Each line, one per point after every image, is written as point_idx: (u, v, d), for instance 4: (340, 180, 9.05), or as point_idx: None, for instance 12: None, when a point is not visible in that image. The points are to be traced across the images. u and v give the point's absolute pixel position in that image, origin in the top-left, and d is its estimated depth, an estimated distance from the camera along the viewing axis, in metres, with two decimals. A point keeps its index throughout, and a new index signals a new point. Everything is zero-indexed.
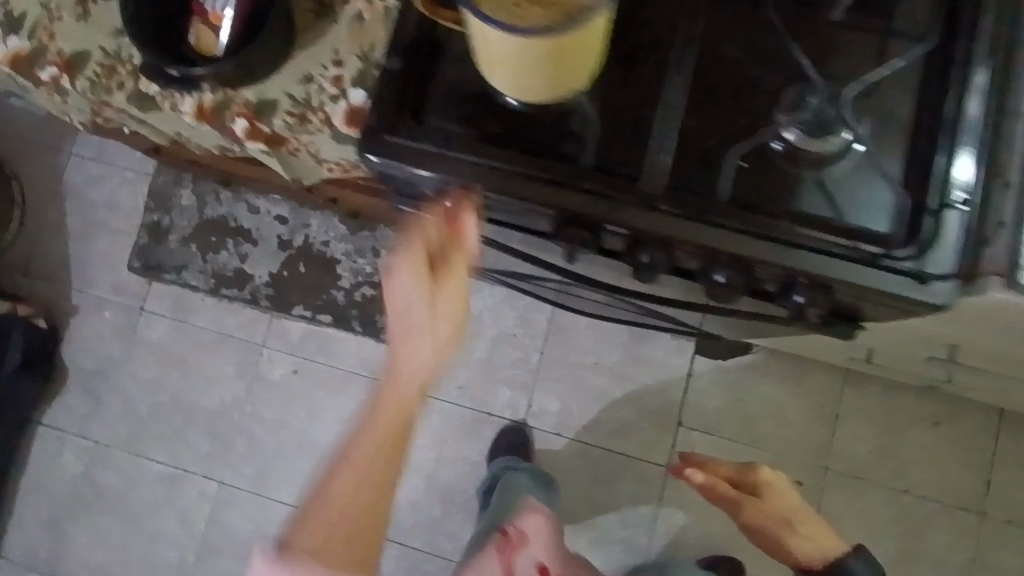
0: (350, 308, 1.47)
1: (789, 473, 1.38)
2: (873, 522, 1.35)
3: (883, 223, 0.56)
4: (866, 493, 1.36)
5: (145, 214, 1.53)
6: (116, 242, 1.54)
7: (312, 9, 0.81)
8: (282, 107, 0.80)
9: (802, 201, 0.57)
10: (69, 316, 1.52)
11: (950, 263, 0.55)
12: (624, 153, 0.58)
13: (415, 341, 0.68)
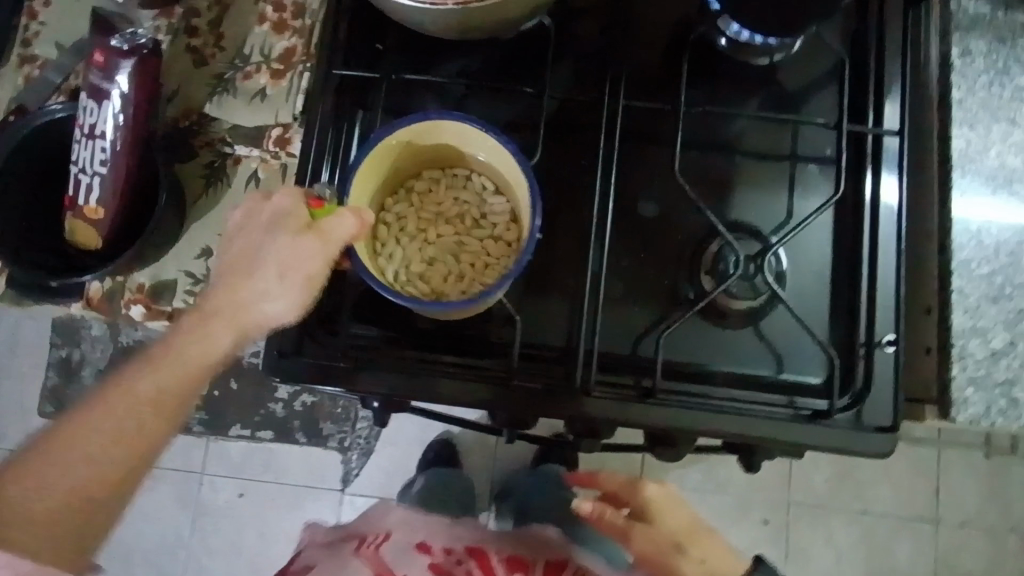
0: (292, 419, 1.32)
1: (755, 513, 1.38)
2: (840, 549, 1.37)
3: (814, 372, 0.57)
4: (831, 521, 1.38)
5: (52, 352, 1.41)
6: (21, 386, 1.41)
7: (201, 175, 0.75)
8: (181, 287, 0.73)
9: (733, 361, 0.57)
10: None
11: (881, 402, 0.54)
12: (552, 333, 0.58)
13: (223, 335, 0.50)
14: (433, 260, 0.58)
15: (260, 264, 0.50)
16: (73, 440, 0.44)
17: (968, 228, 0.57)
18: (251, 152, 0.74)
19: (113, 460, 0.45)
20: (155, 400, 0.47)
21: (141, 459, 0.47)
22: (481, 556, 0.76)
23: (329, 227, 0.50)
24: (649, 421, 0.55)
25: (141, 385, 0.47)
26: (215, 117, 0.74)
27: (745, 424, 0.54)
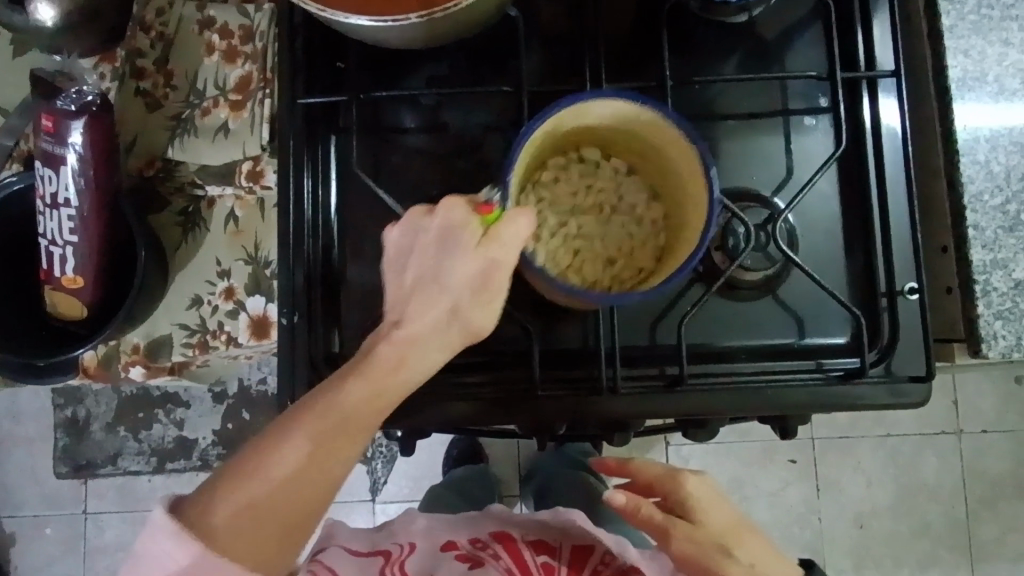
0: None
1: (782, 455, 1.39)
2: (869, 475, 1.39)
3: (837, 330, 0.56)
4: (856, 449, 1.39)
5: (56, 413, 1.38)
6: (33, 452, 1.39)
7: (177, 223, 0.72)
8: (176, 340, 0.71)
9: (755, 334, 0.56)
10: (8, 546, 1.39)
11: (908, 349, 0.54)
12: (567, 333, 0.56)
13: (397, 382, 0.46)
14: (575, 250, 0.57)
15: (449, 282, 0.47)
16: (249, 487, 0.43)
17: (974, 158, 0.56)
18: (225, 191, 0.72)
19: (290, 508, 0.43)
20: (325, 447, 0.44)
21: (312, 508, 0.44)
22: (513, 541, 0.74)
23: (507, 233, 0.47)
24: (682, 409, 0.54)
25: (312, 431, 0.44)
26: (180, 161, 0.71)
27: (778, 397, 0.54)
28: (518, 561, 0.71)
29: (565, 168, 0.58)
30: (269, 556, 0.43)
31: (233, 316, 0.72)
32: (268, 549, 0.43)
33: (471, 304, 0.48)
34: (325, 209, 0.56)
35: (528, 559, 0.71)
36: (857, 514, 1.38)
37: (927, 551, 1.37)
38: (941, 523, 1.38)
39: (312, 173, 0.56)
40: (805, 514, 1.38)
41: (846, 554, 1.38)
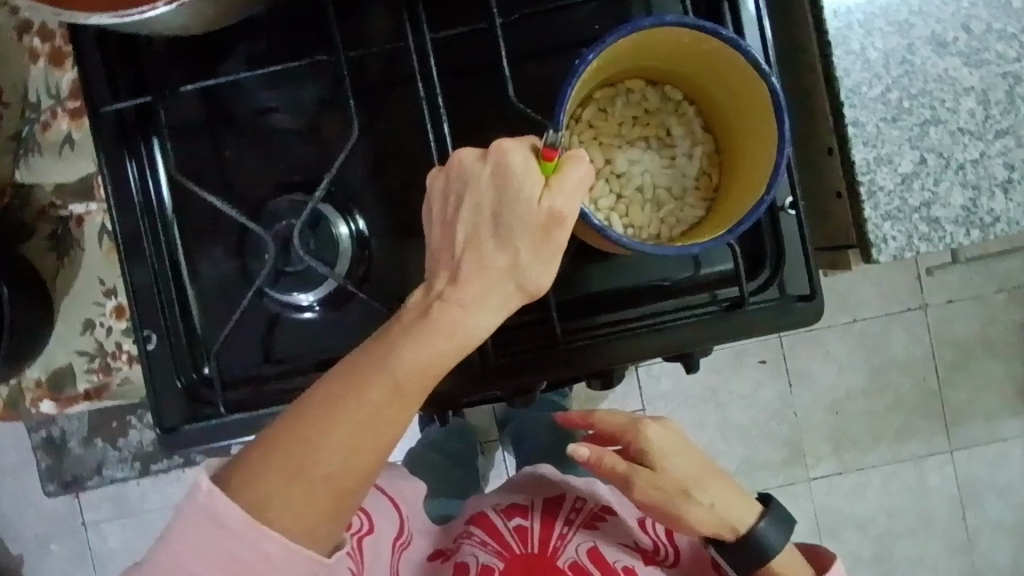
0: None
1: (751, 357, 1.39)
2: (839, 361, 1.40)
3: (723, 258, 0.53)
4: (824, 339, 1.39)
5: (31, 437, 1.38)
6: (20, 476, 1.41)
7: (48, 250, 0.69)
8: (78, 369, 0.69)
9: (639, 275, 0.53)
10: (20, 567, 1.43)
11: (796, 264, 0.51)
12: None
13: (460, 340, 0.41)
14: (621, 190, 0.44)
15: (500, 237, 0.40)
16: (299, 456, 0.38)
17: (849, 48, 0.52)
18: (89, 207, 0.68)
19: (338, 482, 0.38)
20: (375, 420, 0.39)
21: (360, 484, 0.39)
22: (488, 519, 0.72)
23: (572, 177, 0.40)
24: (572, 367, 0.52)
25: (367, 399, 0.38)
26: (32, 184, 0.67)
27: (669, 340, 0.52)
28: (490, 531, 0.70)
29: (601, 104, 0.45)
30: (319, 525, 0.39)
31: (129, 334, 0.69)
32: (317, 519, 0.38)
33: (534, 262, 0.41)
34: (163, 223, 0.53)
35: (502, 523, 0.71)
36: (831, 401, 1.40)
37: (902, 425, 1.40)
38: (914, 396, 1.40)
39: (142, 188, 0.52)
40: (780, 409, 1.40)
41: (824, 440, 1.40)
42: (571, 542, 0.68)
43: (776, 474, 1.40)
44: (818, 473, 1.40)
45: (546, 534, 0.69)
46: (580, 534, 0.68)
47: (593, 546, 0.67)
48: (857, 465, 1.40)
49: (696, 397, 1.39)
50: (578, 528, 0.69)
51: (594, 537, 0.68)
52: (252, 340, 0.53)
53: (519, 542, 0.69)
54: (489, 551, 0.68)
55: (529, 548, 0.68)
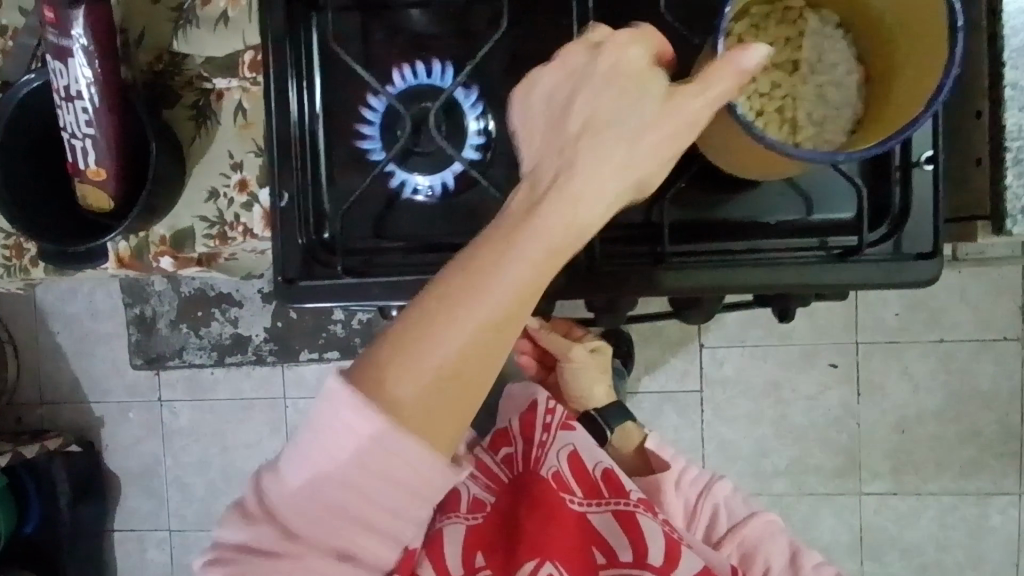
0: (352, 337, 1.44)
1: (822, 359, 1.35)
2: (916, 380, 1.34)
3: (841, 206, 0.55)
4: (905, 355, 1.34)
5: (127, 311, 1.49)
6: (110, 345, 1.53)
7: (189, 118, 0.73)
8: (198, 233, 0.75)
9: (753, 211, 0.56)
10: (97, 428, 1.55)
11: (915, 213, 0.53)
12: None
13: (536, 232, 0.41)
14: (762, 108, 0.50)
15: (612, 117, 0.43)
16: (418, 350, 0.41)
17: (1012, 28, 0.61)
18: (231, 83, 0.72)
19: (460, 376, 0.41)
20: (495, 314, 0.41)
21: (479, 379, 0.42)
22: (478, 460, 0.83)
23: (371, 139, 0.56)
24: (684, 285, 0.55)
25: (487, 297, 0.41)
26: (186, 54, 0.72)
27: (780, 272, 0.54)
28: (480, 467, 0.82)
29: (765, 16, 0.52)
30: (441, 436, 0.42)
31: (248, 208, 0.74)
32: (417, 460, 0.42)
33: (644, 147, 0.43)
34: (310, 104, 0.60)
35: (491, 460, 0.83)
36: (899, 418, 1.35)
37: (972, 458, 1.33)
38: (991, 430, 1.33)
39: (295, 70, 0.60)
40: (843, 417, 1.35)
41: (883, 458, 1.35)
42: (552, 451, 0.80)
43: (828, 481, 1.36)
44: (872, 489, 1.36)
45: (529, 452, 0.81)
46: (558, 440, 0.81)
47: (570, 449, 0.81)
48: (913, 489, 1.35)
49: (757, 388, 1.37)
50: (555, 433, 0.82)
51: (571, 441, 0.81)
52: (374, 219, 0.60)
53: (506, 470, 0.82)
54: (480, 485, 0.78)
55: (515, 473, 0.80)
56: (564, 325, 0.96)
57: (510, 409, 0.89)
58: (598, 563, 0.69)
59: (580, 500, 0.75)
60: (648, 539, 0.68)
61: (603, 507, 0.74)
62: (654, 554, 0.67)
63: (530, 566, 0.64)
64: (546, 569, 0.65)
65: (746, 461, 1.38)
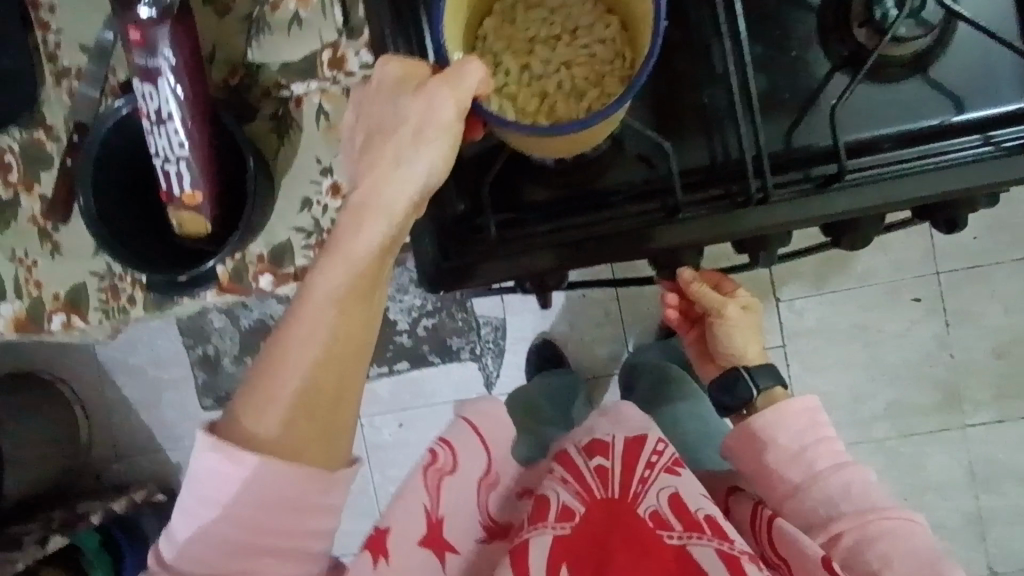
0: (421, 345, 1.41)
1: (905, 294, 1.30)
2: (1006, 301, 1.28)
3: (1009, 96, 0.50)
4: (992, 277, 1.28)
5: (189, 354, 1.49)
6: (177, 389, 1.51)
7: (270, 129, 0.71)
8: (297, 244, 0.73)
9: (912, 117, 0.50)
10: (177, 476, 1.53)
11: None
12: (684, 152, 0.52)
13: (358, 253, 0.47)
14: (541, 98, 0.49)
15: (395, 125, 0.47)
16: (265, 381, 0.46)
17: None
18: (309, 87, 0.70)
19: (310, 394, 0.46)
20: (312, 333, 0.46)
21: (349, 385, 0.48)
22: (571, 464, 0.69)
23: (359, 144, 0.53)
24: (858, 203, 0.49)
25: (299, 325, 0.46)
26: (261, 64, 0.70)
27: (957, 173, 0.48)
28: (573, 471, 0.68)
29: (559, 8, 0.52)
30: (324, 447, 0.47)
31: None
32: (322, 457, 0.48)
33: (410, 151, 0.47)
34: None
35: (583, 466, 0.68)
36: (996, 344, 1.28)
37: None
38: None
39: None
40: (936, 350, 1.30)
41: (985, 386, 1.29)
42: (654, 487, 0.65)
43: (930, 419, 1.30)
44: (977, 422, 1.29)
45: (628, 480, 0.66)
46: (661, 479, 0.66)
47: (673, 491, 0.64)
48: (1021, 415, 1.28)
49: (842, 332, 1.32)
50: (660, 472, 0.66)
51: (675, 482, 0.65)
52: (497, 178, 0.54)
53: (600, 485, 0.66)
54: (570, 491, 0.65)
55: (610, 492, 0.66)
56: (713, 276, 0.78)
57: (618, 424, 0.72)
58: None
59: (679, 533, 0.61)
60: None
61: (706, 542, 0.60)
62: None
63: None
64: None
65: (842, 410, 1.32)
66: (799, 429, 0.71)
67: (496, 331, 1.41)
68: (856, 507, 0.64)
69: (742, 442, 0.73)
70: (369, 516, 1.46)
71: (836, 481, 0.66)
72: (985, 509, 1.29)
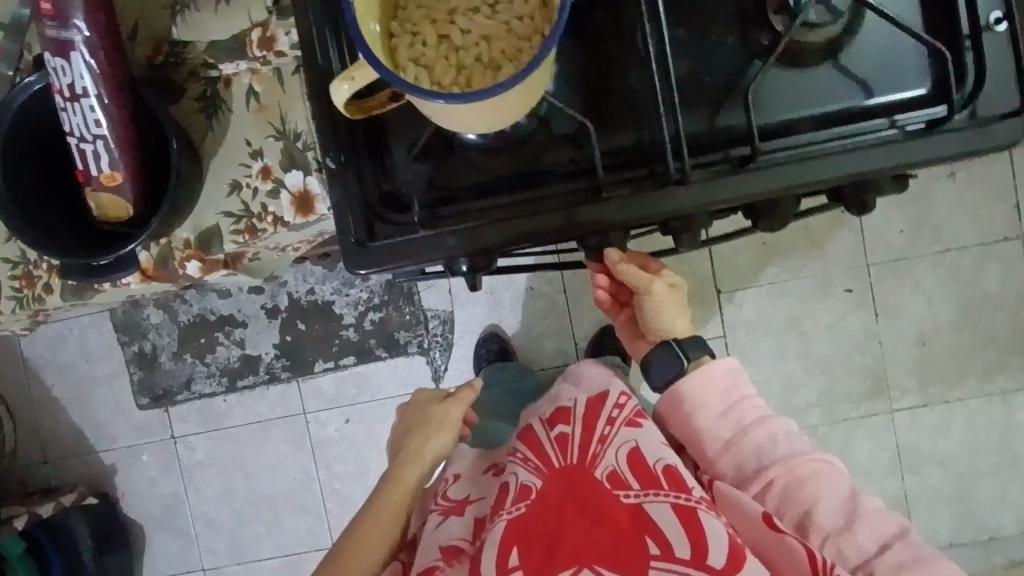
0: (368, 339, 1.40)
1: (837, 286, 1.35)
2: (928, 292, 1.34)
3: (915, 82, 0.52)
4: (915, 269, 1.34)
5: (124, 351, 1.43)
6: (110, 387, 1.45)
7: (198, 110, 0.69)
8: (225, 230, 0.71)
9: (825, 101, 0.52)
10: (110, 477, 1.47)
11: (994, 73, 0.51)
12: (611, 134, 0.53)
13: None
14: (463, 61, 0.45)
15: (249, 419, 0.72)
16: None
17: None
18: (239, 67, 0.69)
19: None
20: None
21: None
22: (532, 436, 0.70)
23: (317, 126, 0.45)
24: (770, 187, 0.51)
25: None
26: (188, 41, 0.68)
27: (865, 157, 0.51)
28: (533, 447, 0.69)
29: None
30: None
31: (275, 196, 0.70)
32: None
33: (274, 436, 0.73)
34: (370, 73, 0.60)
35: (544, 434, 0.69)
36: (919, 333, 1.35)
37: (993, 360, 1.34)
38: (1007, 330, 1.33)
39: (332, 31, 0.54)
40: (865, 339, 1.35)
41: (908, 372, 1.35)
42: (612, 447, 0.66)
43: (860, 404, 1.36)
44: (903, 407, 1.35)
45: (587, 442, 0.67)
46: (620, 435, 0.67)
47: (633, 446, 0.66)
48: (941, 400, 1.34)
49: (778, 323, 1.36)
50: (619, 427, 0.68)
51: (634, 436, 0.66)
52: (427, 153, 0.54)
53: (559, 453, 0.67)
54: (529, 469, 0.66)
55: (569, 459, 0.66)
56: (640, 256, 0.77)
57: (581, 388, 0.75)
58: (651, 556, 0.57)
59: (637, 492, 0.62)
60: (711, 538, 0.57)
61: (662, 499, 0.61)
62: (716, 554, 0.55)
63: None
64: None
65: (780, 398, 1.37)
66: (723, 393, 0.71)
67: (444, 325, 1.40)
68: (784, 453, 0.67)
69: (671, 405, 0.73)
70: (314, 513, 1.43)
71: (763, 433, 0.69)
72: (910, 490, 1.35)
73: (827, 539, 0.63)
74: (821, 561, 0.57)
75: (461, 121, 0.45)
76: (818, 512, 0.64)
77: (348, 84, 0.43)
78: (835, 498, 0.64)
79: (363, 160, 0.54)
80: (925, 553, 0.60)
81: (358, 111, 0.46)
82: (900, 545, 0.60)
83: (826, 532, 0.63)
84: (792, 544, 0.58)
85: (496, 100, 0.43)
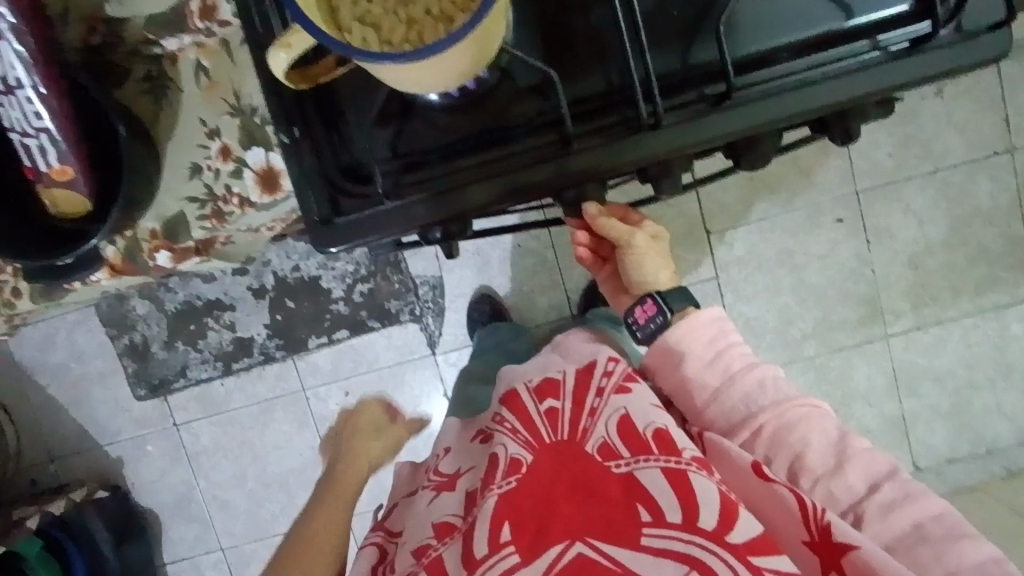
0: (359, 311, 1.38)
1: (828, 216, 1.33)
2: (918, 213, 1.32)
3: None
4: (905, 192, 1.32)
5: (115, 345, 1.42)
6: (107, 382, 1.44)
7: (144, 91, 0.66)
8: (191, 217, 0.68)
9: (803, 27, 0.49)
10: (118, 470, 1.48)
11: None
12: (579, 79, 0.50)
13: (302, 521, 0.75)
14: (412, 15, 0.42)
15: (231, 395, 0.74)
16: None
17: None
18: (182, 41, 0.65)
19: None
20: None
21: None
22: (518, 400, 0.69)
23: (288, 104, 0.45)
24: (750, 121, 0.48)
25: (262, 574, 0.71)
26: (122, 19, 0.62)
27: (849, 81, 0.48)
28: (521, 418, 0.67)
29: None
30: None
31: (237, 176, 0.68)
32: None
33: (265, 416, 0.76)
34: None
35: (533, 408, 0.67)
36: (911, 256, 1.33)
37: (986, 276, 1.33)
38: (1000, 244, 1.32)
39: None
40: (859, 267, 1.34)
41: (902, 296, 1.34)
42: (602, 419, 0.64)
43: (856, 332, 1.35)
44: (898, 331, 1.35)
45: (577, 416, 0.66)
46: (610, 405, 0.65)
47: (624, 414, 0.64)
48: (935, 321, 1.34)
49: (771, 259, 1.35)
50: (609, 396, 0.66)
51: (624, 403, 0.65)
52: (387, 119, 0.51)
53: (549, 429, 0.65)
54: (518, 443, 0.64)
55: (560, 434, 0.64)
56: (619, 208, 0.76)
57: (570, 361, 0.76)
58: (641, 523, 0.55)
59: (627, 459, 0.60)
60: (700, 498, 0.54)
61: (651, 464, 0.58)
62: (706, 516, 0.53)
63: (557, 551, 0.55)
64: (577, 549, 0.55)
65: (776, 332, 1.37)
66: (708, 342, 0.71)
67: (433, 290, 1.38)
68: (773, 398, 0.67)
69: (660, 358, 0.73)
70: None
71: (749, 379, 0.68)
72: (908, 411, 1.37)
73: (817, 481, 0.62)
74: (811, 508, 0.56)
75: (414, 80, 0.42)
76: (812, 451, 0.63)
77: (286, 52, 0.40)
78: (824, 440, 0.64)
79: (321, 134, 0.52)
80: (915, 489, 0.59)
81: (305, 80, 0.44)
82: (890, 485, 0.59)
83: (816, 475, 0.62)
84: (781, 492, 0.58)
85: (448, 55, 0.40)
